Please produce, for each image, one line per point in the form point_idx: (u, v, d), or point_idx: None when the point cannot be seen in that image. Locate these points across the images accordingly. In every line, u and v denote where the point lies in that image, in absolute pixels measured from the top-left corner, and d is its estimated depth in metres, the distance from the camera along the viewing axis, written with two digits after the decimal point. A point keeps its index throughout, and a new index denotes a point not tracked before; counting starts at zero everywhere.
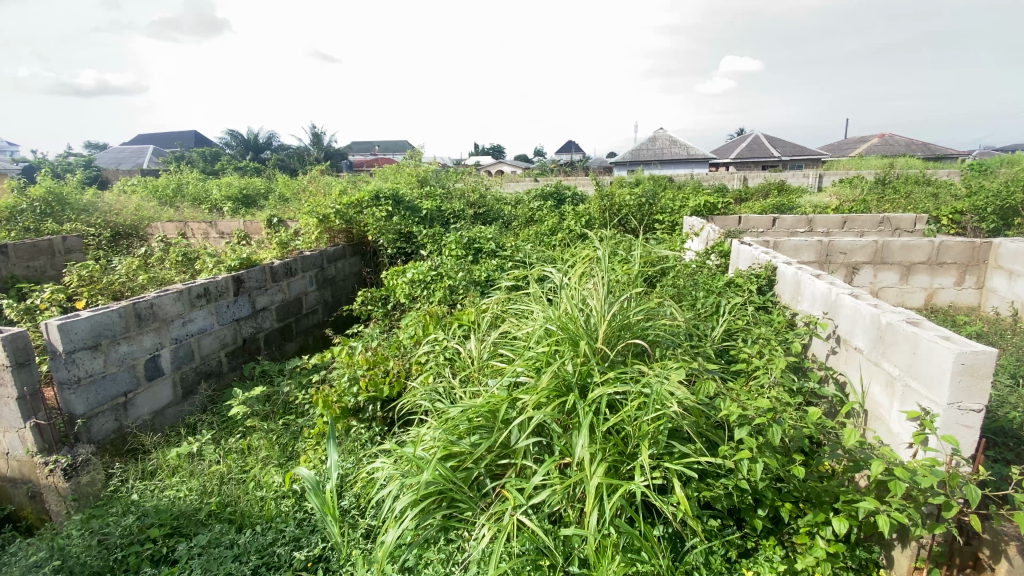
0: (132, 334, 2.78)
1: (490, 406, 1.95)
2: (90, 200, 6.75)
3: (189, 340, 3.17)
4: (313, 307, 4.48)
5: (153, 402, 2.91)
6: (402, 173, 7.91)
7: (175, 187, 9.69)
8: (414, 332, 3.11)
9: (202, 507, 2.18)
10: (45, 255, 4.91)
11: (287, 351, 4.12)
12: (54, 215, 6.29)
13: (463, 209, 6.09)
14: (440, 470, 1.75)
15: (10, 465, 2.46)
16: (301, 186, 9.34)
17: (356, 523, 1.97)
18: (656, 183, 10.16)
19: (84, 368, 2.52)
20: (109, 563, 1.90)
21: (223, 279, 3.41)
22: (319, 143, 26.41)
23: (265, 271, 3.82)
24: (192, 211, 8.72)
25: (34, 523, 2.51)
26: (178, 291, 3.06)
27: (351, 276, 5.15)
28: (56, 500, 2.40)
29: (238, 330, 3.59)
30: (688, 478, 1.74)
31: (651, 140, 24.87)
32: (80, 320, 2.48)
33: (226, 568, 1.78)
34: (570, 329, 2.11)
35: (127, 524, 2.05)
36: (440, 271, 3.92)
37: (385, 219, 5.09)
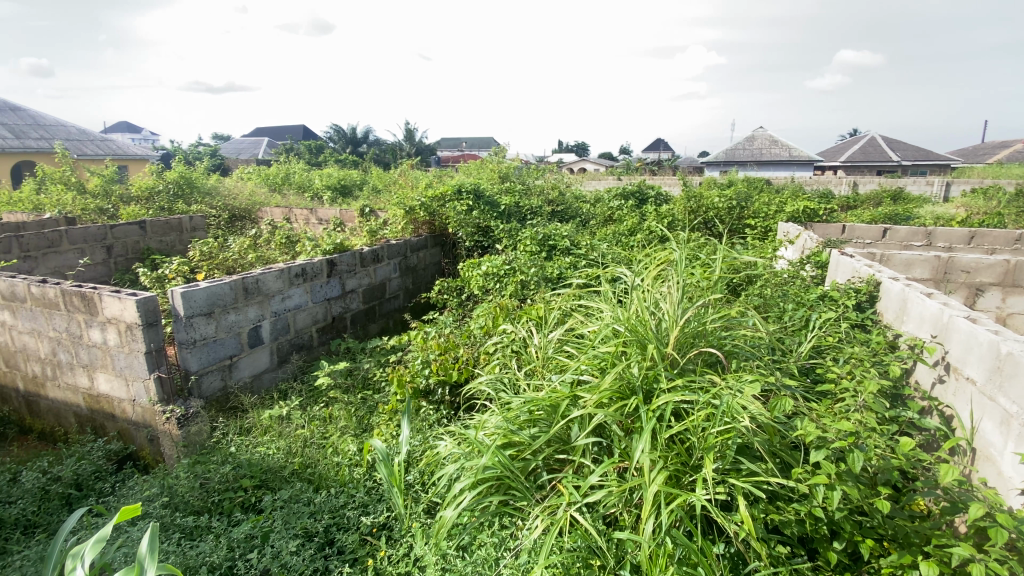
0: (240, 305, 3.11)
1: (552, 401, 1.96)
2: (213, 185, 7.61)
3: (287, 315, 3.49)
4: (394, 293, 4.74)
5: (253, 367, 3.25)
6: (485, 169, 8.11)
7: (284, 176, 10.69)
8: (485, 322, 3.21)
9: (286, 465, 2.40)
10: (175, 232, 5.62)
11: (369, 332, 4.40)
12: (184, 197, 7.16)
13: (541, 206, 6.13)
14: (498, 457, 1.81)
15: (134, 410, 2.86)
16: (392, 179, 9.90)
17: (419, 497, 2.07)
18: (750, 185, 9.59)
19: (199, 332, 2.87)
20: (208, 504, 2.18)
21: (318, 262, 3.72)
22: (411, 137, 27.74)
23: (355, 256, 4.11)
24: (296, 198, 9.56)
25: (152, 462, 2.91)
26: (280, 270, 3.39)
27: (431, 266, 5.37)
28: (170, 445, 2.76)
29: (329, 309, 3.89)
30: (756, 497, 1.64)
31: (748, 140, 23.39)
32: (199, 289, 2.83)
33: (302, 524, 1.96)
34: (638, 331, 2.06)
35: (224, 472, 2.32)
36: (514, 266, 4.00)
37: (465, 213, 5.25)
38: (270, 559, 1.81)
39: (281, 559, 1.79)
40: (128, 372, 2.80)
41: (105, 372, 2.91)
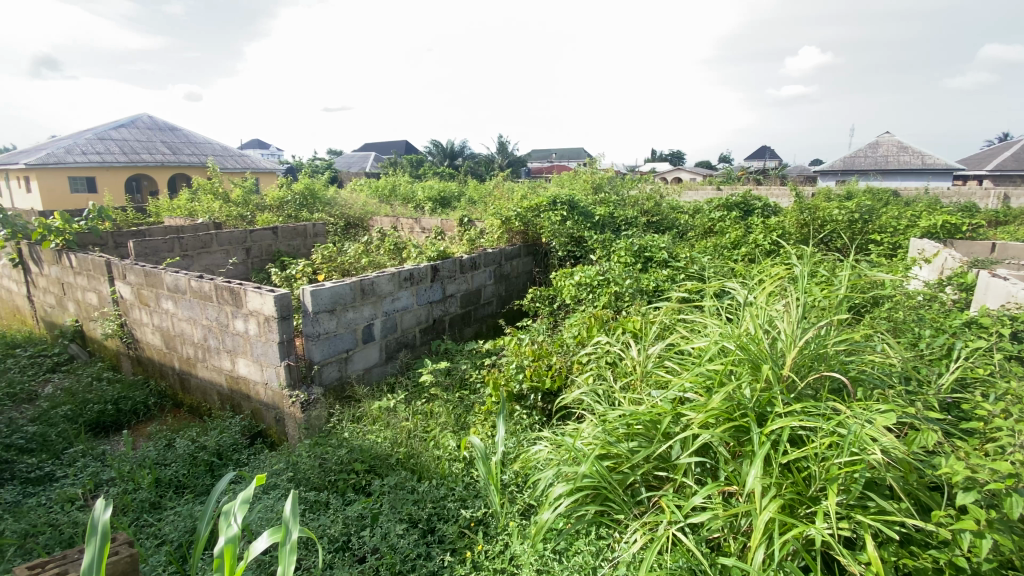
0: (357, 304, 3.41)
1: (652, 416, 1.92)
2: (331, 196, 8.41)
3: (395, 315, 3.76)
4: (489, 299, 4.90)
5: (366, 361, 3.54)
6: (579, 180, 8.14)
7: (390, 189, 11.53)
8: (579, 332, 3.23)
9: (393, 454, 2.60)
10: (300, 238, 6.20)
11: (465, 335, 4.60)
12: (307, 206, 7.99)
13: (637, 217, 6.02)
14: (596, 467, 1.82)
15: (266, 392, 3.24)
16: (488, 191, 10.27)
17: (515, 498, 2.13)
18: (875, 196, 8.65)
19: (322, 326, 3.19)
20: (326, 482, 2.42)
21: (424, 267, 3.98)
22: (504, 150, 28.55)
23: (456, 263, 4.33)
24: (401, 208, 10.25)
25: (278, 440, 3.28)
26: (391, 273, 3.67)
27: (525, 274, 5.46)
28: (294, 426, 3.11)
29: (431, 311, 4.13)
30: (886, 539, 1.49)
31: (870, 147, 21.13)
32: (325, 288, 3.16)
33: (408, 510, 2.12)
34: (750, 350, 1.95)
35: (340, 454, 2.55)
36: (608, 277, 3.98)
37: (559, 223, 5.32)
38: (379, 538, 1.97)
39: (390, 540, 1.95)
40: (263, 358, 3.18)
41: (244, 357, 3.33)
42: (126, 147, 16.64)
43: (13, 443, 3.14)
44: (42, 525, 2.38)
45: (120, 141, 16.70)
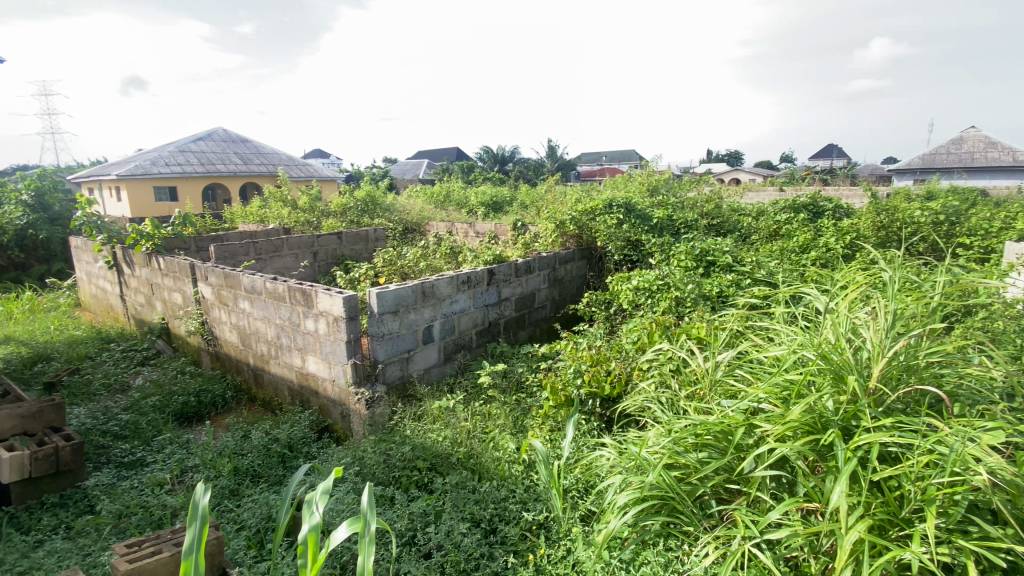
0: (418, 306, 3.51)
1: (724, 427, 1.85)
2: (390, 203, 8.72)
3: (453, 317, 3.84)
4: (543, 303, 4.91)
5: (425, 361, 3.64)
6: (634, 182, 8.01)
7: (444, 194, 11.81)
8: (639, 338, 3.17)
9: (453, 453, 2.67)
10: (362, 242, 6.45)
11: (519, 338, 4.62)
12: (367, 211, 8.32)
13: (697, 219, 5.84)
14: (664, 477, 1.77)
15: (333, 388, 3.39)
16: (540, 195, 10.30)
17: (576, 504, 2.13)
18: (963, 196, 7.95)
19: (386, 327, 3.31)
20: (390, 478, 2.52)
21: (481, 270, 4.04)
22: (555, 154, 28.53)
23: (511, 266, 4.37)
24: (455, 213, 10.47)
25: (343, 436, 3.43)
26: (450, 277, 3.75)
27: (579, 278, 5.43)
28: (359, 422, 3.25)
29: (487, 314, 4.18)
30: (991, 568, 1.37)
31: (955, 142, 19.45)
32: (389, 291, 3.27)
33: (470, 509, 2.17)
34: (833, 360, 1.84)
35: (403, 451, 2.64)
36: (668, 281, 3.89)
37: (615, 227, 5.26)
38: (443, 535, 2.03)
39: (454, 538, 2.01)
40: (331, 356, 3.34)
41: (314, 355, 3.51)
42: (204, 158, 17.97)
43: (110, 430, 3.45)
44: (134, 507, 2.59)
45: (199, 153, 18.07)
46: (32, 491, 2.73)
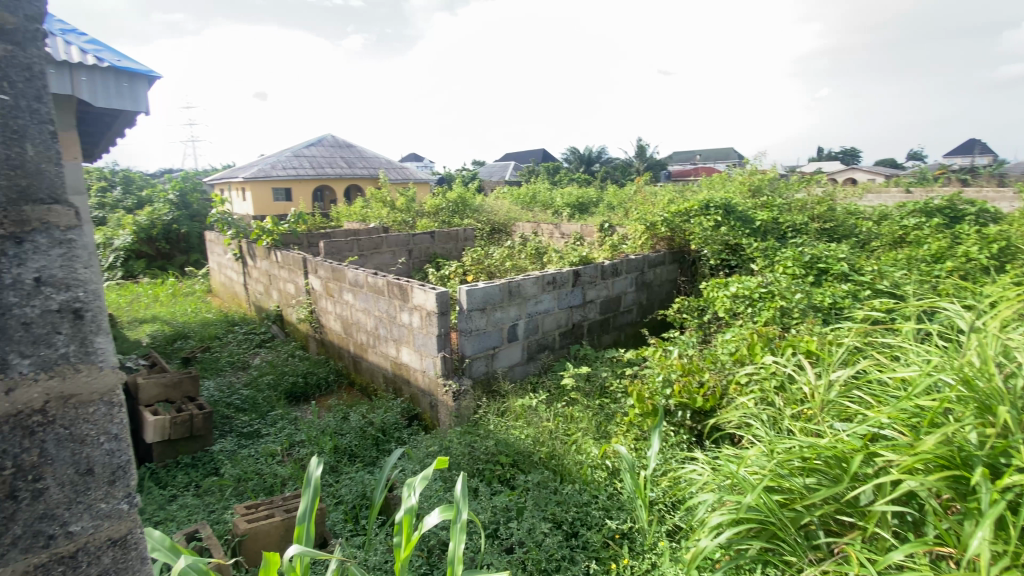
0: (504, 304, 3.58)
1: (837, 453, 1.69)
2: (479, 204, 8.97)
3: (538, 317, 3.87)
4: (630, 307, 4.78)
5: (510, 359, 3.70)
6: (733, 182, 7.52)
7: (531, 196, 11.91)
8: (737, 349, 2.98)
9: (535, 453, 2.71)
10: (453, 242, 6.70)
11: (604, 342, 4.54)
12: (457, 212, 8.62)
13: (806, 223, 5.36)
14: (764, 500, 1.64)
15: (423, 379, 3.56)
16: (629, 196, 10.03)
17: (663, 518, 2.07)
18: None
19: (474, 323, 3.41)
20: (475, 470, 2.61)
21: (567, 271, 4.03)
22: (645, 154, 27.66)
23: (598, 268, 4.30)
24: (541, 213, 10.52)
25: (430, 424, 3.59)
26: (537, 277, 3.77)
27: (669, 282, 5.21)
28: (446, 413, 3.38)
29: (571, 316, 4.15)
30: None
31: None
32: (478, 289, 3.37)
33: (553, 510, 2.20)
34: (980, 388, 1.61)
35: (488, 446, 2.73)
36: (771, 289, 3.61)
37: (713, 230, 4.98)
38: (525, 532, 2.07)
39: (536, 537, 2.04)
40: (423, 349, 3.51)
41: (407, 346, 3.71)
42: (314, 162, 19.69)
43: (233, 403, 3.91)
44: (251, 473, 2.91)
45: (311, 158, 19.84)
46: (170, 450, 3.16)
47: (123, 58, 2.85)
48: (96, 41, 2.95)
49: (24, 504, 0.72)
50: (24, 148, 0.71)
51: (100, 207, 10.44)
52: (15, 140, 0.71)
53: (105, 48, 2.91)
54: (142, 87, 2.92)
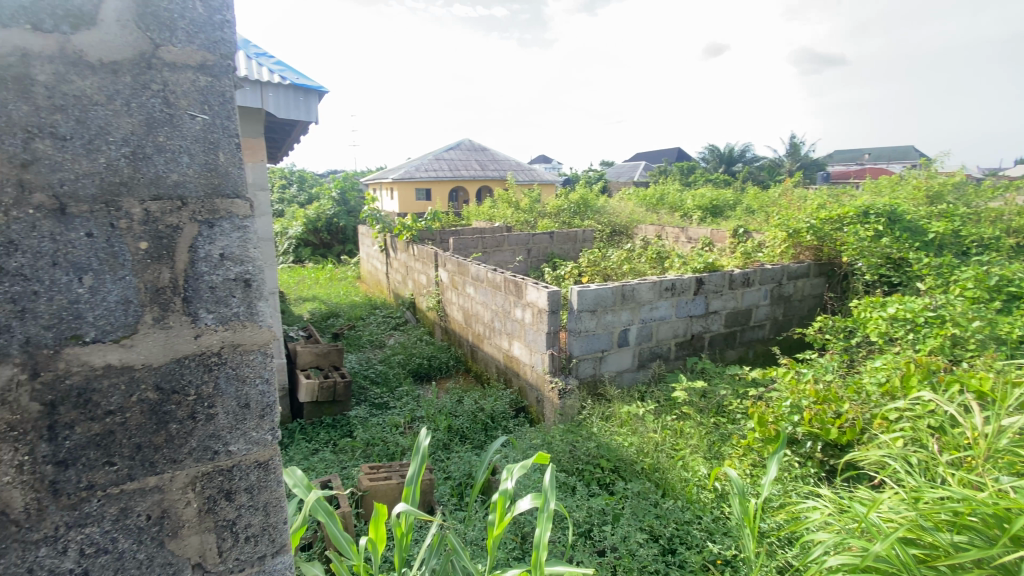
0: (617, 308, 3.53)
1: (1002, 512, 1.41)
2: (602, 206, 8.91)
3: (653, 324, 3.74)
4: (761, 322, 4.37)
5: (619, 364, 3.64)
6: (903, 186, 6.48)
7: (659, 198, 11.48)
8: (887, 379, 2.60)
9: (638, 462, 2.67)
10: (572, 242, 6.75)
11: (726, 357, 4.24)
12: (580, 213, 8.65)
13: (1001, 237, 4.43)
14: (897, 551, 1.42)
15: (532, 373, 3.67)
16: (771, 200, 9.16)
17: (774, 552, 1.91)
18: None
19: (584, 324, 3.43)
20: (575, 468, 2.64)
21: (689, 278, 3.83)
22: (795, 153, 24.95)
23: (725, 277, 4.02)
24: (668, 216, 10.10)
25: (536, 418, 3.69)
26: (654, 282, 3.65)
27: (812, 298, 4.66)
28: (551, 409, 3.45)
29: (690, 325, 3.94)
30: None
31: None
32: (590, 290, 3.37)
33: (649, 522, 2.17)
34: None
35: (589, 447, 2.75)
36: (941, 315, 3.06)
37: (871, 241, 4.35)
38: (619, 539, 2.06)
39: (629, 545, 2.03)
40: (533, 344, 3.62)
41: (519, 340, 3.84)
42: (451, 164, 21.15)
43: (369, 376, 4.41)
44: (377, 439, 3.26)
45: (448, 160, 21.33)
46: (318, 410, 3.66)
47: (301, 78, 3.39)
48: (281, 62, 3.52)
49: (201, 425, 0.78)
50: (217, 155, 0.77)
51: (280, 202, 12.42)
52: (211, 150, 0.77)
53: (288, 68, 3.46)
54: (315, 101, 3.44)
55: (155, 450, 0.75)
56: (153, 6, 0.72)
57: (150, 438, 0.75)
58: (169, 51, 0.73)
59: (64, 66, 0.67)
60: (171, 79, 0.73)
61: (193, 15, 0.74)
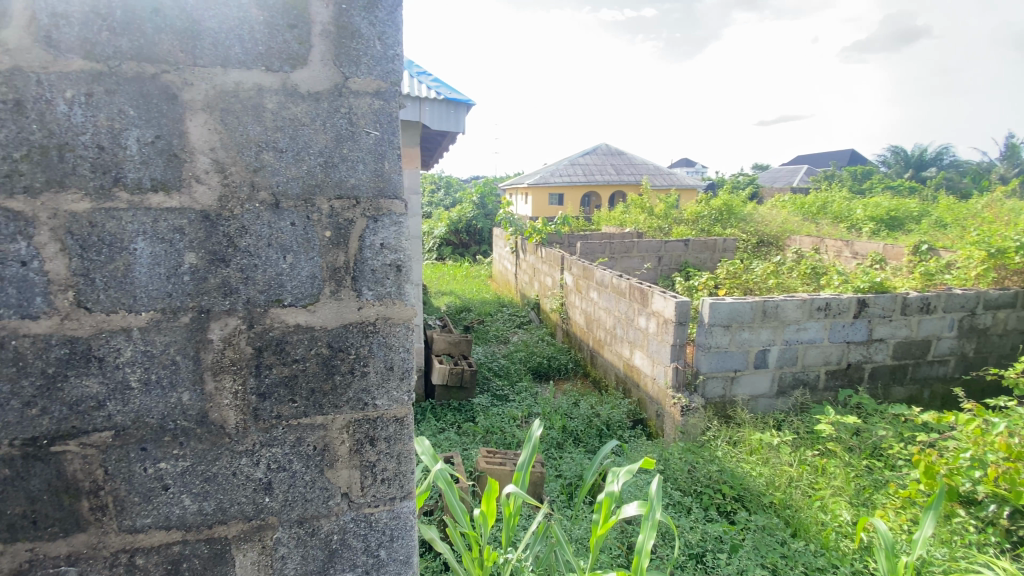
0: (755, 325, 3.26)
1: None
2: (748, 214, 8.22)
3: (798, 347, 3.38)
4: (942, 357, 3.69)
5: (754, 387, 3.35)
6: None
7: (820, 206, 10.20)
8: None
9: (766, 495, 2.46)
10: (709, 251, 6.37)
11: (891, 394, 3.65)
12: (721, 221, 8.09)
13: None
14: None
15: (653, 386, 3.56)
16: (971, 213, 7.60)
17: None
18: None
19: (715, 340, 3.22)
20: (693, 489, 2.52)
21: (848, 299, 3.39)
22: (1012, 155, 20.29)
23: (896, 300, 3.47)
24: (830, 226, 8.94)
25: (654, 433, 3.57)
26: (802, 300, 3.31)
27: (1019, 334, 3.80)
28: (672, 425, 3.31)
29: (846, 353, 3.48)
30: None
31: None
32: (724, 303, 3.17)
33: (773, 559, 2.01)
34: None
35: (710, 470, 2.60)
36: None
37: None
38: (736, 570, 1.95)
39: None
40: (656, 356, 3.51)
41: (641, 350, 3.75)
42: (587, 169, 21.18)
43: (493, 368, 4.67)
44: (496, 428, 3.45)
45: (584, 165, 21.38)
46: (446, 393, 3.99)
47: (453, 92, 3.72)
48: (438, 79, 3.90)
49: (357, 379, 0.95)
50: (384, 164, 0.92)
51: (429, 204, 13.66)
52: (380, 159, 0.92)
53: (443, 84, 3.83)
54: (463, 113, 3.76)
55: (323, 395, 0.93)
56: (345, 46, 0.89)
57: (320, 384, 0.93)
58: (355, 82, 0.90)
59: (284, 96, 0.87)
60: (355, 103, 0.90)
61: (373, 51, 0.90)
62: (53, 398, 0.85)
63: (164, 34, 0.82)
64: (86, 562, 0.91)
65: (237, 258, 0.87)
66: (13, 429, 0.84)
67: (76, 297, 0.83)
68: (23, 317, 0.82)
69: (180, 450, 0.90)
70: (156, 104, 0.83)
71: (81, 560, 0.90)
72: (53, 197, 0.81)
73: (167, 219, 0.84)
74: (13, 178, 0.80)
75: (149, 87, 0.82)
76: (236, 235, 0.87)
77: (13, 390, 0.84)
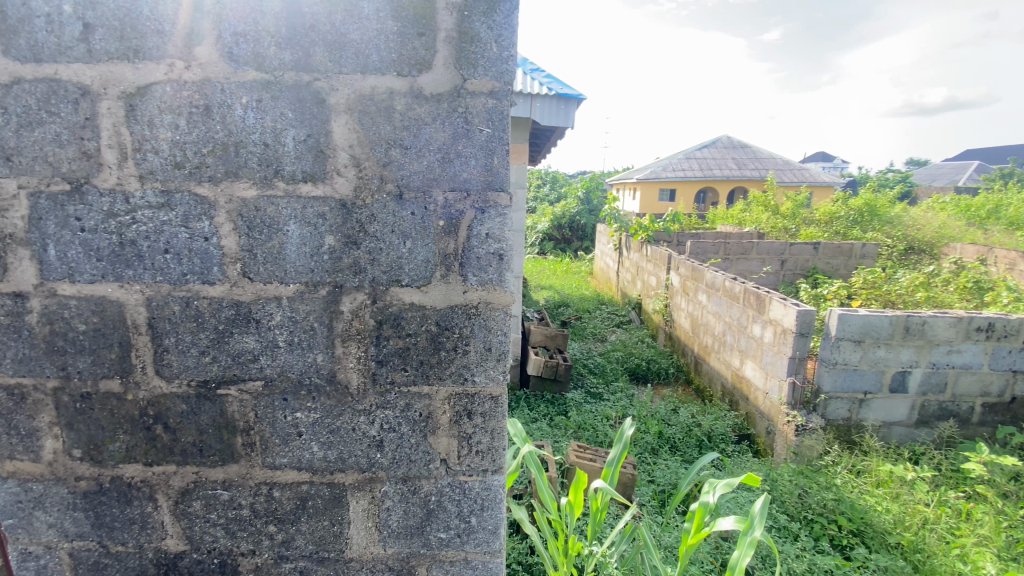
0: (894, 343, 2.87)
1: None
2: (897, 215, 7.18)
3: (949, 372, 2.92)
4: None
5: (888, 413, 2.96)
6: None
7: (994, 209, 8.58)
8: None
9: (893, 534, 2.19)
10: (844, 257, 5.68)
11: None
12: (861, 223, 7.17)
13: None
14: None
15: (765, 401, 3.31)
16: None
17: None
18: None
19: (843, 356, 2.89)
20: (803, 515, 2.32)
21: (1021, 320, 2.85)
22: None
23: None
24: (1006, 234, 7.50)
25: (763, 451, 3.31)
26: (958, 317, 2.85)
27: None
28: (783, 444, 3.06)
29: (1013, 384, 2.94)
30: None
31: None
32: (857, 316, 2.83)
33: None
34: None
35: (824, 497, 2.37)
36: None
37: None
38: None
39: None
40: (771, 368, 3.25)
41: (753, 361, 3.50)
42: (703, 164, 19.93)
43: (589, 365, 4.65)
44: (589, 425, 3.44)
45: (701, 159, 20.14)
46: (540, 385, 4.07)
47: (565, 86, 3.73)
48: (551, 75, 3.94)
49: (460, 356, 1.03)
50: (493, 159, 0.98)
51: (535, 200, 13.83)
52: (490, 155, 0.98)
53: (555, 80, 3.85)
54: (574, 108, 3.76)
55: (430, 367, 1.03)
56: (466, 50, 0.96)
57: (428, 357, 1.03)
58: (472, 83, 0.97)
59: (411, 98, 0.97)
60: (471, 103, 0.97)
61: (490, 53, 0.96)
62: (221, 349, 1.04)
63: (317, 47, 0.95)
64: (236, 488, 1.10)
65: (366, 242, 0.99)
66: (192, 371, 1.05)
67: (241, 268, 1.00)
68: (203, 282, 1.01)
69: (312, 403, 1.05)
70: (309, 108, 0.97)
71: (232, 486, 1.10)
72: (229, 185, 0.98)
73: (313, 206, 0.99)
74: (201, 169, 0.98)
75: (304, 93, 0.96)
76: (367, 222, 0.99)
77: (193, 341, 1.04)
